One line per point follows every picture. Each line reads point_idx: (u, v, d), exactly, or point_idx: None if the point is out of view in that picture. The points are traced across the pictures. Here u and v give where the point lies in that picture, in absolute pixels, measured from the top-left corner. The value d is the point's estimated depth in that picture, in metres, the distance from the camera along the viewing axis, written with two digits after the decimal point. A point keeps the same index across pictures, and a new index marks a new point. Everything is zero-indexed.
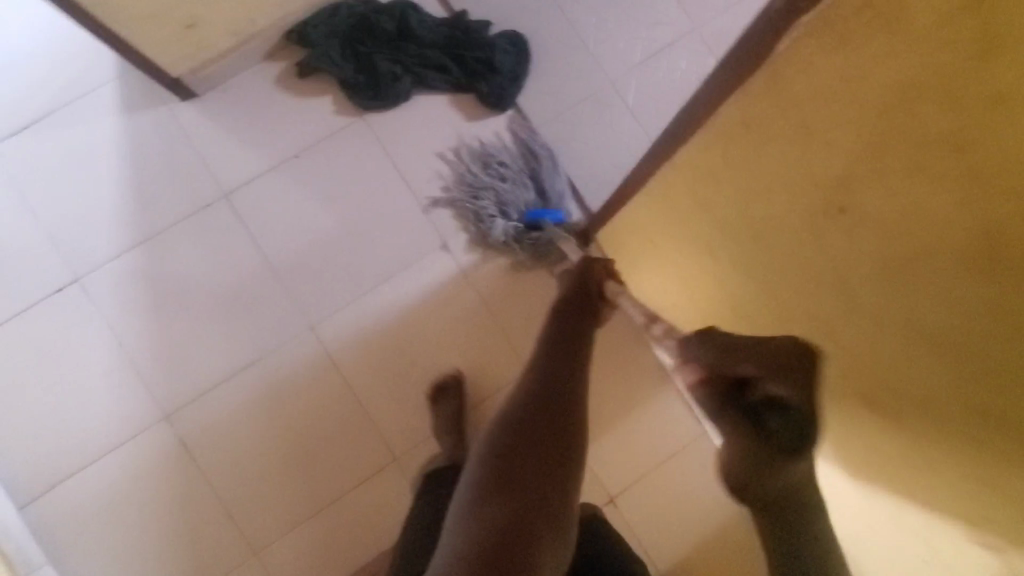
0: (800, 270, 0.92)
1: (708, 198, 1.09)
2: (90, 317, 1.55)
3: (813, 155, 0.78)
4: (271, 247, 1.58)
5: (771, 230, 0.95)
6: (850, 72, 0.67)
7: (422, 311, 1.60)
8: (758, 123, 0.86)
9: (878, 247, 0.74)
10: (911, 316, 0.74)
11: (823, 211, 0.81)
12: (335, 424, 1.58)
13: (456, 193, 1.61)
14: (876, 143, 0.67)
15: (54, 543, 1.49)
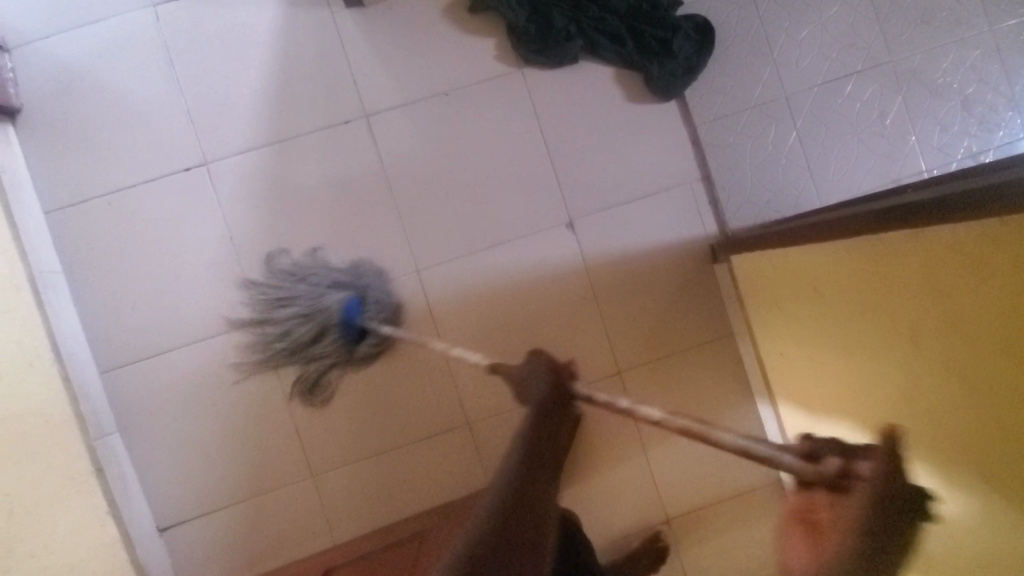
0: (934, 408, 0.83)
1: (846, 319, 1.03)
2: (206, 204, 1.42)
3: (945, 285, 0.75)
4: (397, 183, 1.45)
5: (908, 348, 0.86)
6: (980, 250, 0.68)
7: (530, 282, 1.48)
8: (898, 252, 0.84)
9: (994, 368, 0.69)
10: (1003, 427, 0.69)
11: (941, 323, 0.77)
12: (417, 370, 1.47)
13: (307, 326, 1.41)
14: (992, 273, 0.66)
15: (126, 413, 1.41)
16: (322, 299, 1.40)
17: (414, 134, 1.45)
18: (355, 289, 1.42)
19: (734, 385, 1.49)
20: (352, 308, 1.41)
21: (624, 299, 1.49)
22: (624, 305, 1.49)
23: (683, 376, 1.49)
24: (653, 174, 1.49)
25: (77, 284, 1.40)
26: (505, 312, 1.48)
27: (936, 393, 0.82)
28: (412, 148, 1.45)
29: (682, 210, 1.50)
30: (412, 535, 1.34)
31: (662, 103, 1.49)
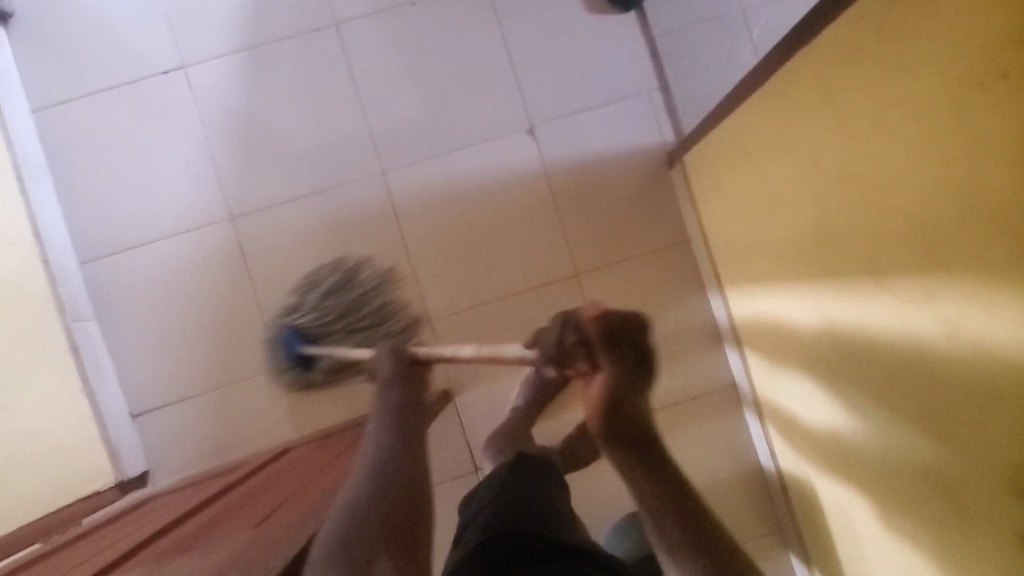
0: (867, 220, 0.85)
1: (778, 176, 1.07)
2: (184, 106, 1.50)
3: (872, 76, 0.77)
4: (366, 87, 1.52)
5: (839, 171, 0.89)
6: (903, 23, 0.70)
7: (491, 186, 1.53)
8: (820, 74, 0.87)
9: (924, 143, 0.71)
10: (936, 198, 0.71)
11: (870, 122, 0.80)
12: (380, 268, 1.52)
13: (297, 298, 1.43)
14: (915, 36, 0.68)
15: (104, 304, 1.49)
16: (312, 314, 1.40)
17: (381, 41, 1.52)
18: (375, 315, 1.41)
19: (688, 288, 1.54)
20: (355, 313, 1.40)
21: (582, 204, 1.54)
22: (581, 208, 1.54)
23: (640, 278, 1.54)
24: (613, 83, 1.54)
25: (62, 181, 1.49)
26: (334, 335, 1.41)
27: (865, 197, 0.84)
28: (379, 55, 1.52)
29: (639, 118, 1.55)
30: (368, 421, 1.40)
31: (622, 15, 1.54)
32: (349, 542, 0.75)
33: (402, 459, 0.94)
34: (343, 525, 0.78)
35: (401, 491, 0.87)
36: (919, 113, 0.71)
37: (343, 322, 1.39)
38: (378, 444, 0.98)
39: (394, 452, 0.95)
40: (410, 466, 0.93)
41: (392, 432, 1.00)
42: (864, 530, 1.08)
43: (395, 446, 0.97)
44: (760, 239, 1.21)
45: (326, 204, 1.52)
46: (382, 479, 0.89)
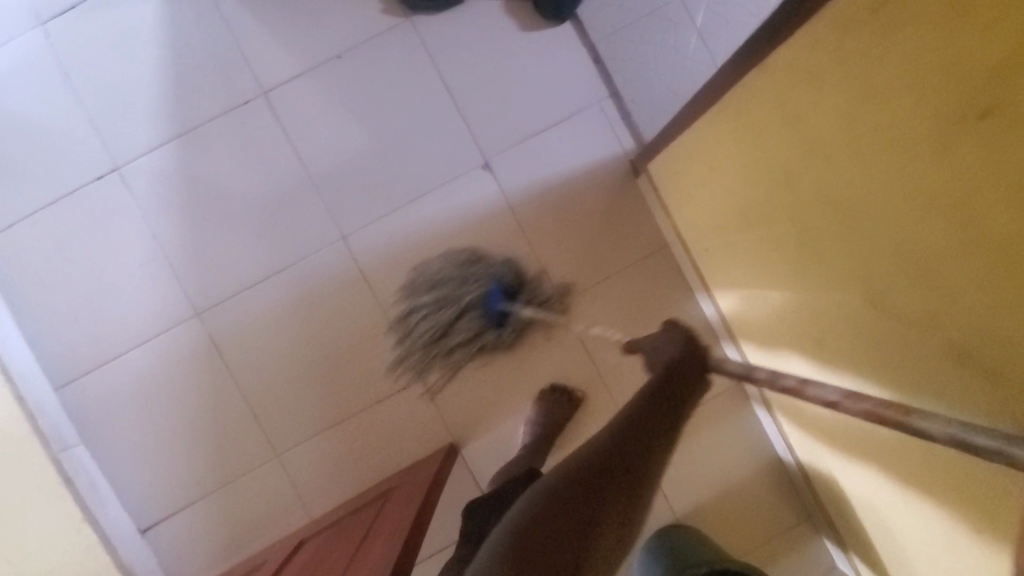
0: (851, 243, 0.80)
1: (750, 191, 1.02)
2: (126, 208, 1.44)
3: (847, 101, 0.72)
4: (310, 152, 1.46)
5: (814, 193, 0.84)
6: (879, 48, 0.65)
7: (457, 229, 1.48)
8: None
9: (905, 173, 0.66)
10: (922, 230, 0.67)
11: (843, 147, 0.75)
12: (360, 335, 1.47)
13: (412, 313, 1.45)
14: (894, 61, 0.64)
15: (89, 425, 1.44)
16: (442, 312, 1.41)
17: (316, 102, 1.45)
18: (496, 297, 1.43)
19: (676, 295, 1.49)
20: (495, 294, 1.43)
21: (553, 230, 1.49)
22: (552, 235, 1.48)
23: (626, 295, 1.49)
24: (562, 99, 1.48)
25: (17, 308, 1.43)
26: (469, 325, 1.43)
27: (843, 221, 0.79)
28: (316, 117, 1.46)
29: (595, 131, 1.48)
30: (378, 494, 1.36)
31: (558, 26, 1.47)
32: (535, 530, 0.72)
33: (625, 460, 0.81)
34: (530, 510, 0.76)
35: (623, 483, 0.78)
36: (899, 142, 0.66)
37: (468, 318, 1.42)
38: (613, 428, 0.87)
39: (619, 438, 0.83)
40: (632, 467, 0.80)
41: (628, 427, 0.85)
42: (895, 537, 1.04)
43: (616, 441, 0.83)
44: (741, 249, 1.15)
45: (291, 281, 1.46)
46: (584, 467, 0.79)
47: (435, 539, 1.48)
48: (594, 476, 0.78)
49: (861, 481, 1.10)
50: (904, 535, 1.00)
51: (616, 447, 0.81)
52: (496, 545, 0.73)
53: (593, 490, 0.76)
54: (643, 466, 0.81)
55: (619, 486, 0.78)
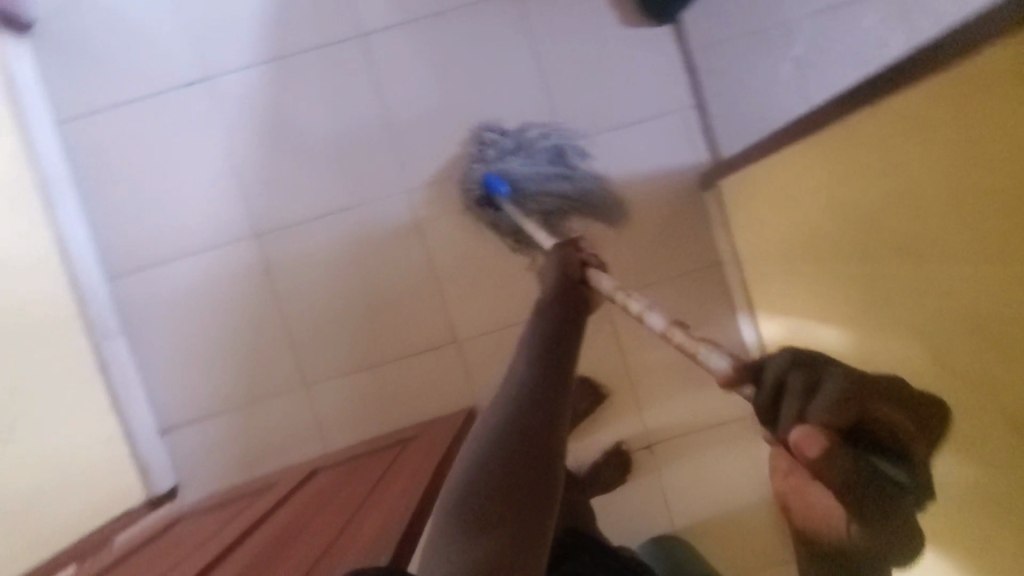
0: (914, 297, 0.81)
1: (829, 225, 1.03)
2: (207, 120, 1.47)
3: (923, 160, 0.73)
4: (395, 100, 1.48)
5: (886, 240, 0.85)
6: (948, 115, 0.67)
7: (523, 205, 1.49)
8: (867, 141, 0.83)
9: (969, 237, 0.67)
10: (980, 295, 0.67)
11: (917, 200, 0.76)
12: (407, 287, 1.50)
13: (517, 174, 1.47)
14: (963, 133, 0.65)
15: (133, 321, 1.49)
16: (508, 154, 1.47)
17: (407, 54, 1.48)
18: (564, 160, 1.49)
19: (719, 312, 1.51)
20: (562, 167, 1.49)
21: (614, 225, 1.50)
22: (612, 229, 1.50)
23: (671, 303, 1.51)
24: (645, 99, 1.50)
25: (86, 195, 1.47)
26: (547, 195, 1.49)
27: (912, 270, 0.80)
28: (404, 68, 1.48)
29: (673, 137, 1.50)
30: (396, 442, 1.39)
31: (657, 26, 1.49)
32: (484, 477, 0.76)
33: (543, 412, 0.89)
34: (479, 462, 0.79)
35: (516, 477, 0.76)
36: (965, 209, 0.67)
37: (523, 155, 1.47)
38: (520, 385, 0.97)
39: (513, 424, 0.86)
40: (523, 471, 0.77)
41: (517, 414, 0.88)
42: None
43: (524, 408, 0.89)
44: (802, 280, 1.16)
45: (352, 221, 1.49)
46: (496, 454, 0.80)
47: None
48: (491, 492, 0.74)
49: None
50: None
51: (498, 458, 0.79)
52: (455, 501, 0.74)
53: (493, 502, 0.73)
54: (539, 473, 0.78)
55: (521, 496, 0.74)
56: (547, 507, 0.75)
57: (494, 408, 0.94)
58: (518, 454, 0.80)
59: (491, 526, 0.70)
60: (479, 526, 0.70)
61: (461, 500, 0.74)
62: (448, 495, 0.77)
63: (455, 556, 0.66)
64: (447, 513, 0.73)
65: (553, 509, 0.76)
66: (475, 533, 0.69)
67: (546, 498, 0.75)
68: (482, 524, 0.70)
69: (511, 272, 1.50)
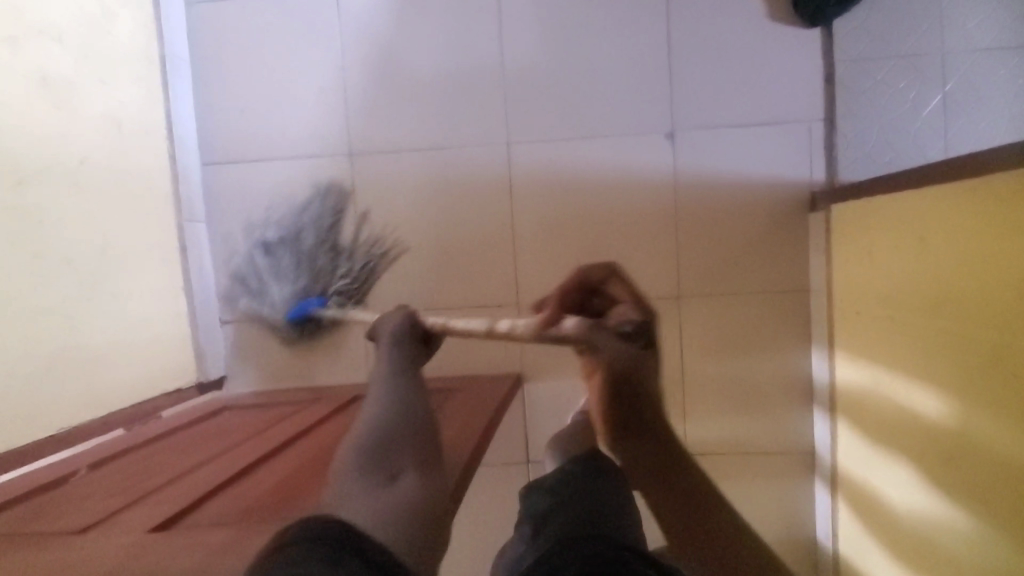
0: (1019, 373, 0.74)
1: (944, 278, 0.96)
2: (328, 32, 1.47)
3: None
4: (513, 49, 1.44)
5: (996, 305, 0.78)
6: None
7: (617, 184, 1.45)
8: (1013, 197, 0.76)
9: None
10: None
11: None
12: (482, 239, 1.48)
13: (286, 248, 1.46)
14: None
15: (217, 210, 1.52)
16: (287, 274, 1.45)
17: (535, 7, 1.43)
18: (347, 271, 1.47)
19: (791, 340, 1.44)
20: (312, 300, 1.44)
21: (705, 225, 1.44)
22: (702, 229, 1.44)
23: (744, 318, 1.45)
24: (771, 103, 1.41)
25: (199, 79, 1.50)
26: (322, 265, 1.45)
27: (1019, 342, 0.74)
28: (529, 20, 1.43)
29: (790, 148, 1.42)
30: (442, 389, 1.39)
31: (805, 30, 1.39)
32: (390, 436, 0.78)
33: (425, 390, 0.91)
34: (393, 430, 0.79)
35: (413, 429, 0.81)
36: None
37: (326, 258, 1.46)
38: (394, 348, 0.99)
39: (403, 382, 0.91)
40: (417, 420, 0.83)
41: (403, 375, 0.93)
42: None
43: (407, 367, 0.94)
44: (895, 327, 1.09)
45: (443, 161, 1.47)
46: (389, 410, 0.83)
47: None
48: (387, 438, 0.78)
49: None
50: None
51: (392, 414, 0.83)
52: (353, 447, 0.76)
53: (391, 449, 0.76)
54: (422, 422, 0.83)
55: (409, 434, 0.80)
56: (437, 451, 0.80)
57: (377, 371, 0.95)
58: (407, 408, 0.84)
59: (393, 467, 0.74)
60: (381, 466, 0.73)
61: (356, 443, 0.77)
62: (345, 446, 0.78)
63: (362, 489, 0.69)
64: (350, 457, 0.74)
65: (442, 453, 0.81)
66: (379, 471, 0.72)
67: (435, 446, 0.81)
68: (379, 464, 0.73)
69: (589, 249, 1.46)
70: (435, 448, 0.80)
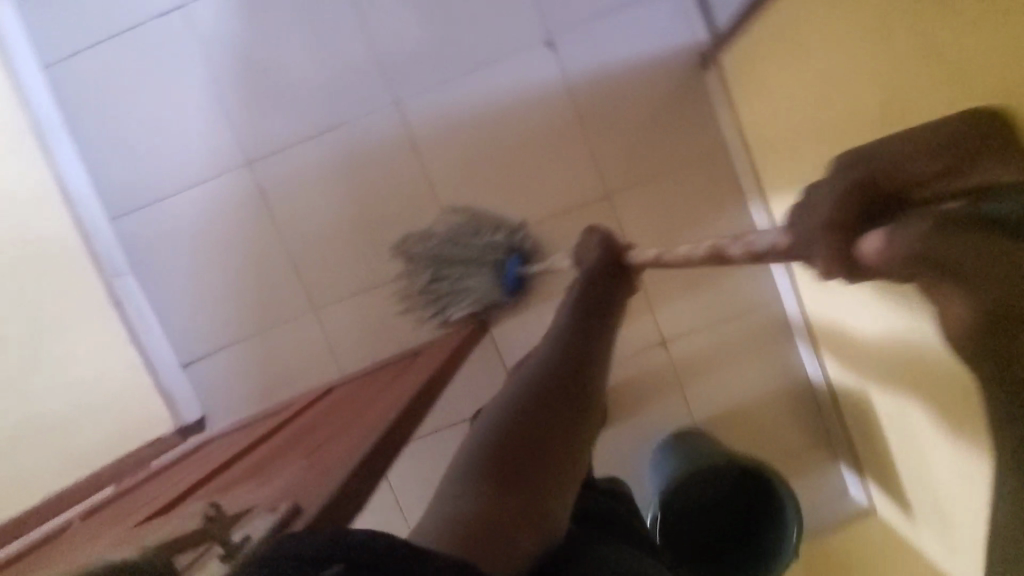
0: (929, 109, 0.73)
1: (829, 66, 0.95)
2: (189, 47, 1.44)
3: None
4: (371, 7, 1.42)
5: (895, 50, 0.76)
6: None
7: (513, 105, 1.44)
8: None
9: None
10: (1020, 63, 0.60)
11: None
12: (403, 202, 1.47)
13: (477, 309, 1.45)
14: None
15: (139, 258, 1.51)
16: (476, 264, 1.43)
17: None
18: (468, 231, 1.44)
19: (727, 201, 1.44)
20: (513, 263, 1.43)
21: (610, 118, 1.44)
22: (608, 121, 1.44)
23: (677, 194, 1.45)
24: None
25: (78, 136, 1.48)
26: (466, 300, 1.44)
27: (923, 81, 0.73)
28: None
29: (666, 16, 1.41)
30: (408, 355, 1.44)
31: None
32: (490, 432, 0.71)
33: (556, 377, 0.81)
34: (490, 435, 0.70)
35: (545, 432, 0.71)
36: None
37: (457, 249, 1.43)
38: (557, 338, 0.93)
39: (546, 369, 0.83)
40: (557, 423, 0.73)
41: (551, 362, 0.85)
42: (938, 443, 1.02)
43: (564, 356, 0.87)
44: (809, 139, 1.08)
45: (341, 137, 1.46)
46: (530, 401, 0.76)
47: (456, 413, 1.50)
48: (514, 442, 0.69)
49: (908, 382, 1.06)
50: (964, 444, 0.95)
51: (534, 410, 0.74)
52: (476, 448, 0.69)
53: (511, 454, 0.67)
54: (561, 432, 0.73)
55: (545, 449, 0.70)
56: (565, 474, 0.69)
57: (535, 359, 0.90)
58: (553, 404, 0.76)
59: (508, 484, 0.64)
60: (496, 480, 0.64)
61: (483, 445, 0.69)
62: (468, 441, 0.71)
63: (467, 504, 0.60)
64: (464, 463, 0.67)
65: (570, 480, 0.70)
66: (492, 485, 0.63)
67: (565, 465, 0.70)
68: (499, 478, 0.64)
69: (508, 177, 1.45)
70: (540, 457, 0.68)
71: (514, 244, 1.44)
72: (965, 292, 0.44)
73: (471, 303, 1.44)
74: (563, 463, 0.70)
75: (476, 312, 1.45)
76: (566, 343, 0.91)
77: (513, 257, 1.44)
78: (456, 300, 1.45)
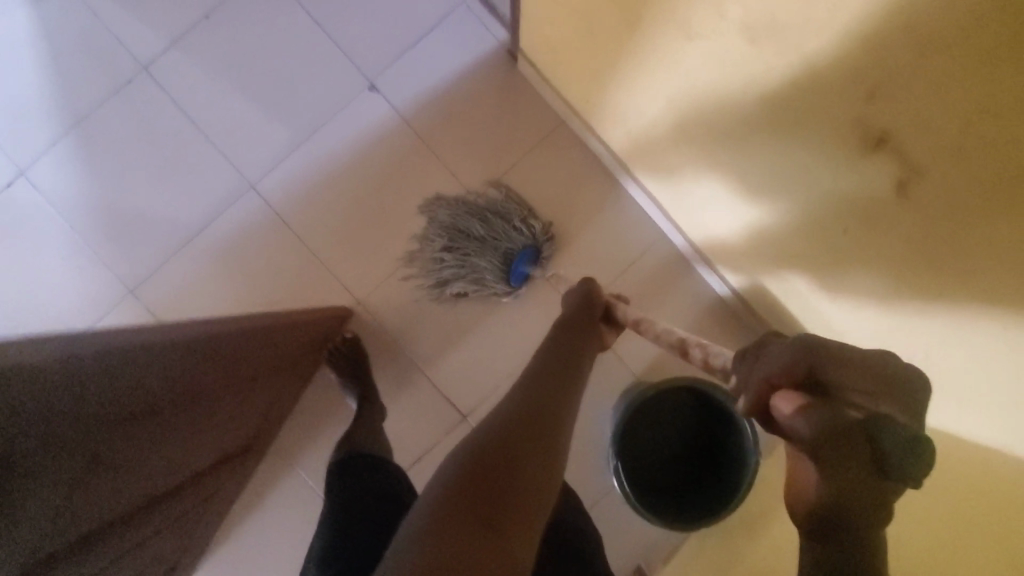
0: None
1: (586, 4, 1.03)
2: (43, 210, 1.48)
3: None
4: (199, 111, 1.50)
5: None
6: None
7: (359, 151, 1.51)
8: None
9: None
10: None
11: None
12: (290, 275, 1.50)
13: (450, 283, 1.44)
14: None
15: None
16: (489, 251, 1.42)
17: (197, 71, 1.50)
18: (507, 225, 1.43)
19: (584, 166, 1.51)
20: (526, 256, 1.44)
21: (449, 131, 1.51)
22: (449, 134, 1.51)
23: (536, 177, 1.51)
24: (422, 7, 1.51)
25: None
26: (466, 279, 1.43)
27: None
28: (202, 87, 1.50)
29: (463, 29, 1.51)
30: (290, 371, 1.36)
31: None
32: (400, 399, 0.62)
33: (530, 402, 0.81)
34: (449, 477, 0.70)
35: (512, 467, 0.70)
36: None
37: (478, 229, 1.42)
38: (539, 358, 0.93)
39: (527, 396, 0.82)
40: (525, 454, 0.73)
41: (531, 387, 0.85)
42: (834, 288, 1.05)
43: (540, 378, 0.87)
44: (607, 76, 1.16)
45: (212, 237, 1.50)
46: (501, 431, 0.75)
47: (409, 454, 1.50)
48: (477, 487, 0.67)
49: (788, 247, 1.10)
50: (851, 275, 0.98)
51: (505, 443, 0.73)
52: (431, 500, 0.68)
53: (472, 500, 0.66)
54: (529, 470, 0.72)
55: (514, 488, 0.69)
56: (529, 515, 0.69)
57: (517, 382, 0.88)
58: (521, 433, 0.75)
59: (468, 529, 0.63)
60: (453, 525, 0.63)
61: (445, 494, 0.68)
62: (427, 495, 0.70)
63: (420, 561, 0.60)
64: (420, 517, 0.67)
65: (536, 521, 0.70)
66: (446, 531, 0.63)
67: (529, 508, 0.69)
68: (463, 523, 0.64)
69: (380, 216, 1.51)
70: (508, 497, 0.68)
71: (536, 241, 1.45)
72: (821, 474, 0.44)
73: (465, 281, 1.43)
74: (530, 503, 0.70)
75: (469, 290, 1.45)
76: (568, 360, 0.93)
77: (527, 251, 1.44)
78: (455, 274, 1.43)
